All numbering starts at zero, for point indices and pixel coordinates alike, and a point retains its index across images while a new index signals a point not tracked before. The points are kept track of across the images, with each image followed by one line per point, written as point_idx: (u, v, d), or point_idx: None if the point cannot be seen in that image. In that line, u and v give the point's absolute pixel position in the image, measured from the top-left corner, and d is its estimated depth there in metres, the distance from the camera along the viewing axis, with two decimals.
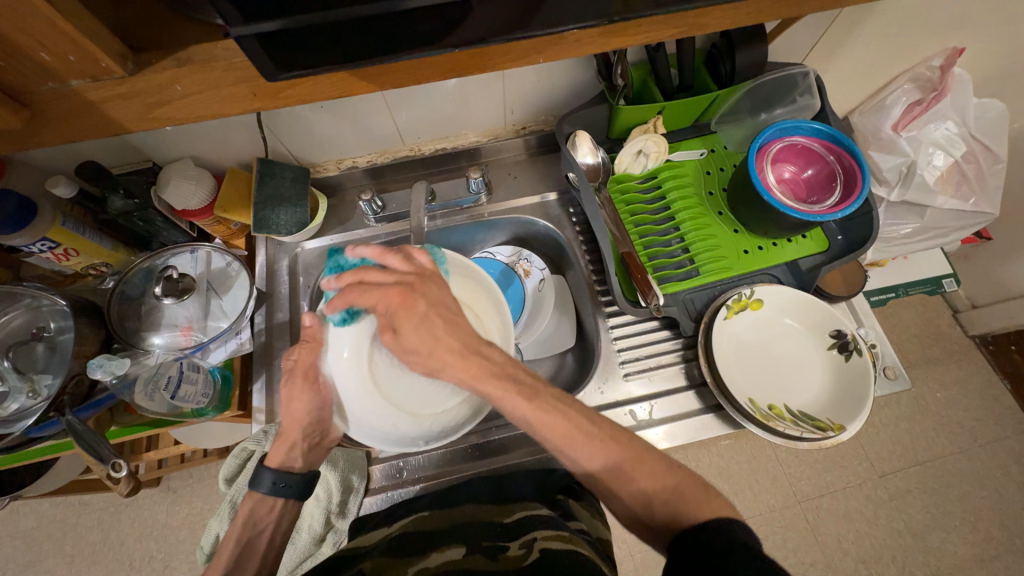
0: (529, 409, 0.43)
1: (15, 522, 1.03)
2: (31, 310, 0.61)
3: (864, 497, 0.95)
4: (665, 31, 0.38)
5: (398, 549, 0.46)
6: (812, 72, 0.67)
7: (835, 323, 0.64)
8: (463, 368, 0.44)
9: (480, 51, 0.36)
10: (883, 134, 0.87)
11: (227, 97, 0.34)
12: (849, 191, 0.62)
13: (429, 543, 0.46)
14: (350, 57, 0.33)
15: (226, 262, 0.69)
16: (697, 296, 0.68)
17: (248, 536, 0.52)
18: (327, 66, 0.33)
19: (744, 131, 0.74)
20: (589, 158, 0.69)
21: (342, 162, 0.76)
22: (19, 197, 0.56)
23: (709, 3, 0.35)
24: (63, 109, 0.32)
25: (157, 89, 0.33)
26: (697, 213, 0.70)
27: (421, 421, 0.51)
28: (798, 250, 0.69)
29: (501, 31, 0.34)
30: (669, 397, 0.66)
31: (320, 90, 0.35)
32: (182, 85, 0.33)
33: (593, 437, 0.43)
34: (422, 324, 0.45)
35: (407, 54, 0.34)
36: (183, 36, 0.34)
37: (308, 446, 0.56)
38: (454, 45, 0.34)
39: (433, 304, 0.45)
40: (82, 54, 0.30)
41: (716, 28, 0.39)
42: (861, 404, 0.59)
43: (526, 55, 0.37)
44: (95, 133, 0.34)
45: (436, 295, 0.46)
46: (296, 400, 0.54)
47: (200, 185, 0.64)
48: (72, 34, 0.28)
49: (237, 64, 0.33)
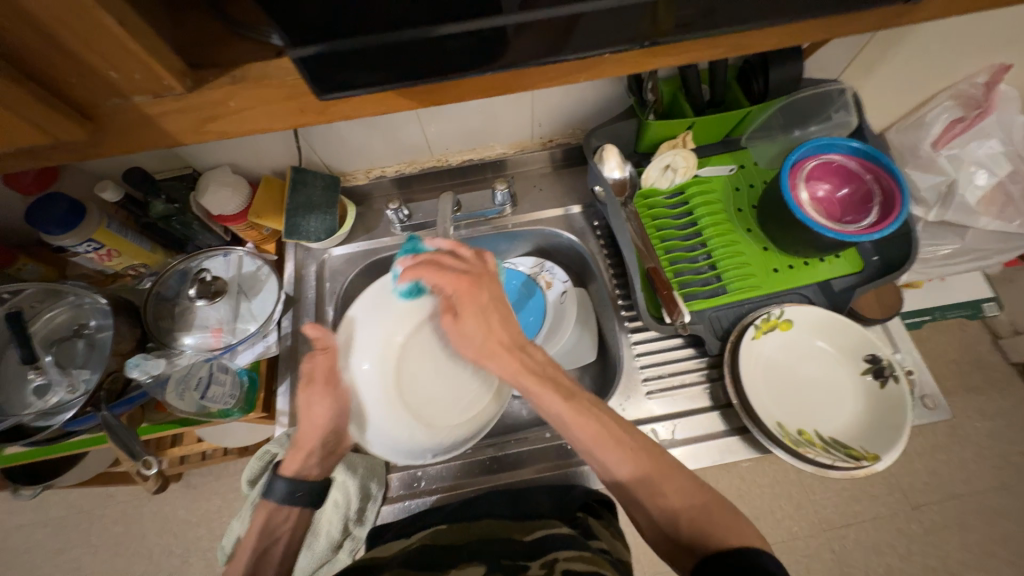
0: (566, 408, 0.47)
1: (44, 510, 1.06)
2: (74, 307, 0.63)
3: (896, 530, 0.90)
4: (707, 54, 0.38)
5: (416, 563, 0.46)
6: (849, 89, 0.66)
7: (870, 347, 0.61)
8: (511, 359, 0.49)
9: (519, 73, 0.36)
10: (921, 151, 0.85)
11: (276, 112, 0.35)
12: (887, 212, 0.60)
13: (447, 558, 0.46)
14: (391, 78, 0.34)
15: (257, 266, 0.71)
16: (724, 314, 0.66)
17: (264, 545, 0.53)
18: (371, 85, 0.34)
19: (776, 147, 0.73)
20: (617, 173, 0.68)
21: (372, 171, 0.78)
22: (70, 200, 0.59)
23: (755, 25, 0.35)
24: (125, 123, 0.34)
25: (212, 105, 0.34)
26: (725, 229, 0.69)
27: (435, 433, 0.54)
28: (830, 270, 0.67)
29: (541, 52, 0.34)
30: (692, 418, 0.64)
31: (363, 107, 0.36)
32: (235, 102, 0.34)
33: (622, 444, 0.45)
34: (479, 313, 0.51)
35: (450, 74, 0.34)
36: (239, 54, 0.35)
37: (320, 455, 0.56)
38: (494, 66, 0.34)
39: (492, 298, 0.51)
40: (146, 72, 0.31)
41: (760, 50, 0.39)
42: (897, 434, 0.56)
43: (563, 76, 0.38)
44: (151, 146, 0.36)
45: (495, 293, 0.52)
46: (315, 407, 0.54)
47: (237, 191, 0.66)
48: (139, 53, 0.29)
49: (287, 81, 0.34)
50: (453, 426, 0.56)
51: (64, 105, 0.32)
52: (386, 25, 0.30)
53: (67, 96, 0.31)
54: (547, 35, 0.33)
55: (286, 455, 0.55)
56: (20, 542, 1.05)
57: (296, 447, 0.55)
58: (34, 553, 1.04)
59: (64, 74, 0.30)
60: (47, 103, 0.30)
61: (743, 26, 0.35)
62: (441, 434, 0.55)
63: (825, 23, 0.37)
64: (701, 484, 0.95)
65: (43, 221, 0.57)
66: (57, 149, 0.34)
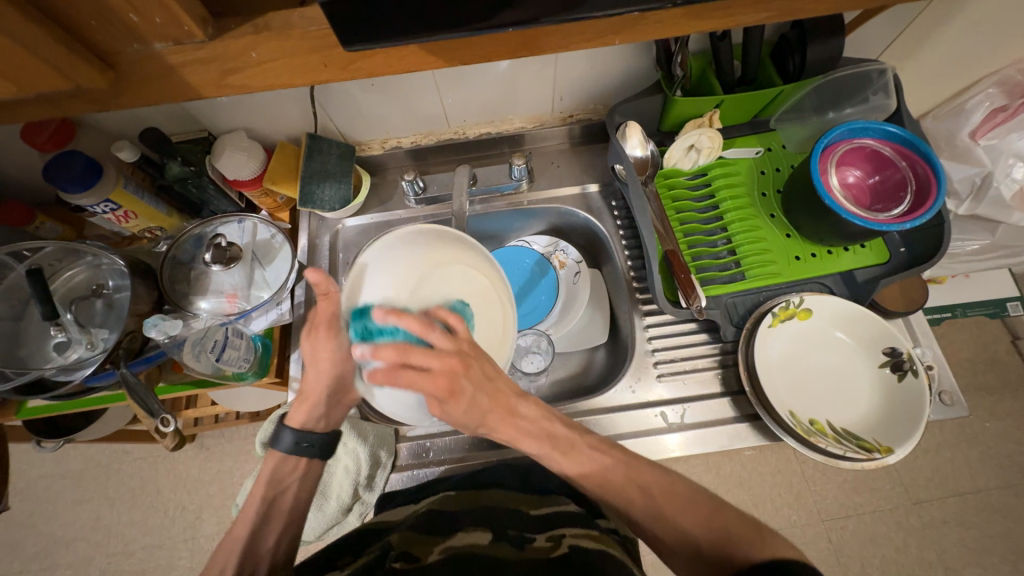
0: (566, 461, 0.49)
1: (65, 463, 1.11)
2: (92, 267, 0.64)
3: (895, 524, 0.90)
4: (754, 17, 0.35)
5: (425, 524, 0.47)
6: (890, 69, 0.62)
7: (890, 340, 0.60)
8: (509, 426, 0.50)
9: (553, 30, 0.34)
10: (957, 141, 0.82)
11: (297, 66, 0.34)
12: (920, 202, 0.57)
13: (454, 522, 0.47)
14: (415, 33, 0.32)
15: (271, 234, 0.71)
16: (739, 301, 0.65)
17: (273, 493, 0.53)
18: (396, 40, 0.32)
19: (807, 130, 0.70)
20: (639, 151, 0.67)
21: (387, 141, 0.76)
22: (86, 159, 0.58)
23: None
24: (146, 71, 0.32)
25: (235, 54, 0.32)
26: (747, 214, 0.67)
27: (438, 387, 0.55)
28: (854, 260, 0.65)
29: (577, 9, 0.32)
30: (702, 403, 0.64)
31: (386, 62, 0.34)
32: (258, 53, 0.33)
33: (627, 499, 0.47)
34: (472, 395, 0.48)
35: (480, 29, 0.32)
36: (261, 2, 0.34)
37: (321, 405, 0.55)
38: (524, 20, 0.32)
39: (482, 378, 0.48)
40: (167, 16, 0.29)
41: (811, 14, 0.36)
42: (913, 427, 0.55)
43: (597, 36, 0.35)
44: (170, 97, 0.34)
45: (491, 375, 0.49)
46: (321, 351, 0.52)
47: (252, 156, 0.65)
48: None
49: (311, 32, 0.32)
50: None
51: (86, 50, 0.31)
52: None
53: (88, 40, 0.30)
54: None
55: (292, 406, 0.55)
56: (42, 491, 1.09)
57: (301, 397, 0.54)
58: (55, 503, 1.08)
59: (82, 15, 0.29)
60: (68, 47, 0.29)
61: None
62: None
63: None
64: (701, 469, 0.96)
65: (61, 178, 0.57)
66: (79, 98, 0.33)
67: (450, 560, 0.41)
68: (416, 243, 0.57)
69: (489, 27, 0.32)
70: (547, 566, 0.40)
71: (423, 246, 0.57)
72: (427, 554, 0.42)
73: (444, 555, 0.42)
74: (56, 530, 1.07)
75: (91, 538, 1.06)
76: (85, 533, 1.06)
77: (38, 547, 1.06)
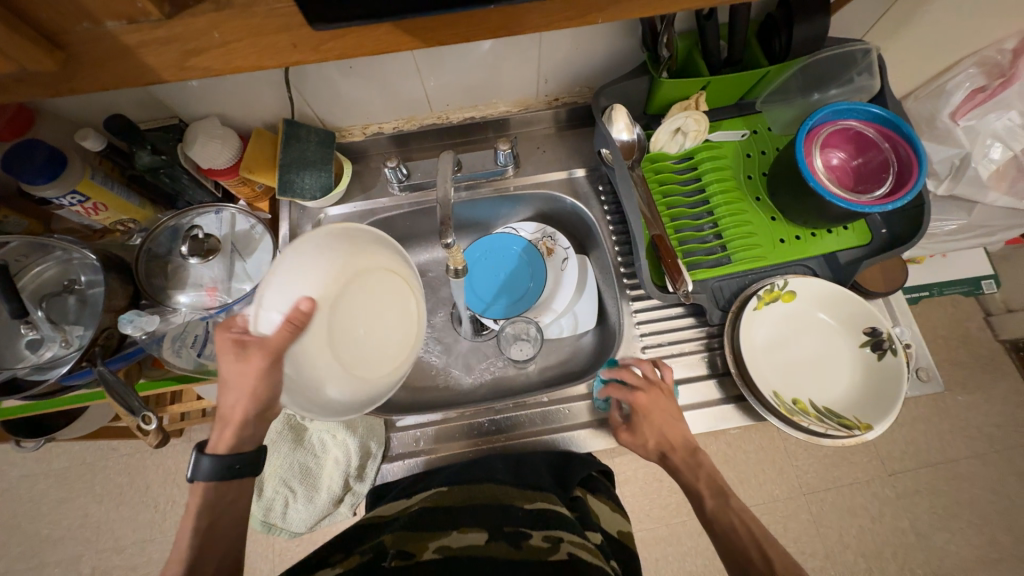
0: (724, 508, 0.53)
1: (48, 463, 1.09)
2: (62, 263, 0.62)
3: (871, 494, 0.94)
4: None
5: (418, 523, 0.48)
6: (874, 50, 0.61)
7: (871, 320, 0.61)
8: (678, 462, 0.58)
9: (534, 10, 0.33)
10: (938, 122, 0.83)
11: (265, 47, 0.32)
12: (901, 183, 0.58)
13: (450, 519, 0.48)
14: (389, 13, 0.30)
15: (250, 224, 0.69)
16: (726, 284, 0.66)
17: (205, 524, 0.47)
18: (369, 20, 0.30)
19: (793, 111, 0.70)
20: (625, 134, 0.66)
21: (368, 127, 0.74)
22: (49, 149, 0.56)
23: None
24: (99, 53, 0.30)
25: (196, 34, 0.30)
26: (733, 198, 0.67)
27: (377, 390, 0.50)
28: (836, 242, 0.66)
29: None
30: (689, 386, 0.65)
31: (359, 43, 0.32)
32: (220, 33, 0.31)
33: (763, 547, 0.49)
34: (658, 423, 0.58)
35: (457, 10, 0.31)
36: None
37: (241, 432, 0.48)
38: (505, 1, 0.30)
39: (669, 414, 0.59)
40: None
41: None
42: (892, 404, 0.57)
43: (580, 15, 0.34)
44: (129, 81, 0.32)
45: (671, 412, 0.59)
46: (240, 375, 0.44)
47: (227, 144, 0.63)
48: None
49: (278, 10, 0.31)
50: (387, 376, 0.51)
51: (30, 30, 0.28)
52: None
53: (29, 16, 0.28)
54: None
55: (213, 429, 0.49)
56: (27, 491, 1.07)
57: (222, 421, 0.48)
58: (41, 502, 1.07)
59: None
60: (12, 28, 0.27)
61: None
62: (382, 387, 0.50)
63: None
64: None
65: (23, 169, 0.54)
66: (28, 82, 0.30)
67: (447, 560, 0.42)
68: (336, 245, 0.47)
69: (467, 6, 0.30)
70: (544, 569, 0.41)
71: (344, 250, 0.48)
72: (422, 552, 0.43)
73: (440, 554, 0.43)
74: (42, 529, 1.05)
75: (79, 536, 1.04)
76: (73, 531, 1.05)
77: (25, 547, 1.04)
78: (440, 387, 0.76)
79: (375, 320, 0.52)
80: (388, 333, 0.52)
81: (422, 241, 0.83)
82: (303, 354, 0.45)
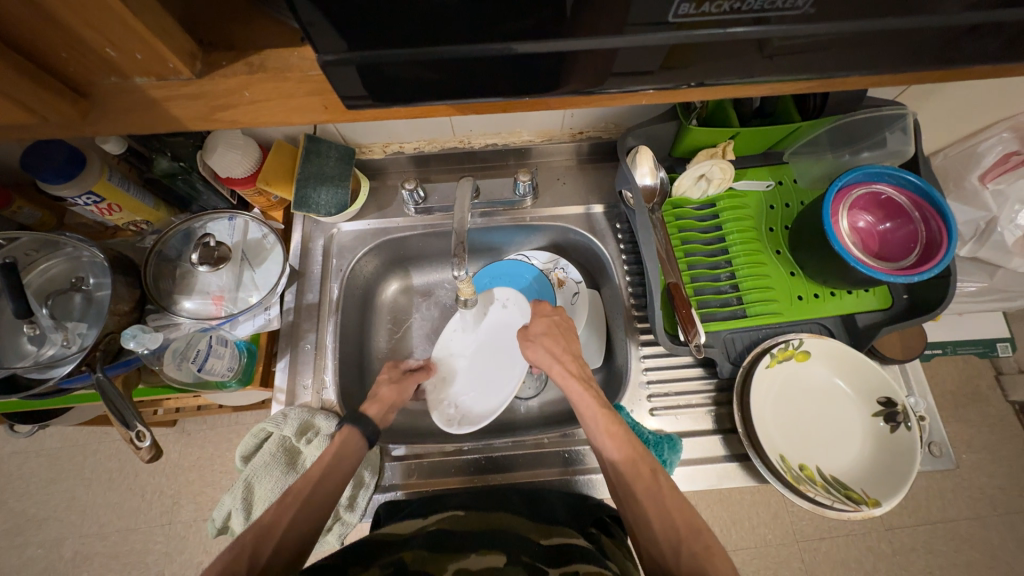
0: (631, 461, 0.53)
1: (40, 442, 1.08)
2: (72, 260, 0.61)
3: (866, 548, 0.92)
4: (776, 89, 0.33)
5: (437, 545, 0.48)
6: (910, 115, 0.60)
7: (887, 390, 0.60)
8: (597, 410, 0.57)
9: (575, 94, 0.32)
10: (966, 183, 0.82)
11: (297, 106, 0.31)
12: (928, 257, 0.56)
13: (467, 543, 0.49)
14: (426, 93, 0.29)
15: (262, 233, 0.68)
16: (738, 337, 0.64)
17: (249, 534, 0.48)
18: (406, 98, 0.30)
19: (822, 167, 0.68)
20: (648, 179, 0.64)
21: (389, 146, 0.73)
22: (69, 148, 0.55)
23: (854, 71, 0.30)
24: (124, 103, 0.30)
25: (225, 93, 0.30)
26: (753, 249, 0.66)
27: (453, 338, 0.72)
28: (856, 304, 0.64)
29: (602, 80, 0.30)
30: (692, 439, 0.63)
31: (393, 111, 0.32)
32: (251, 93, 0.30)
33: (691, 540, 0.47)
34: (555, 349, 0.63)
35: (497, 92, 0.30)
36: (256, 36, 0.30)
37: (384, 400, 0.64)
38: (548, 87, 0.30)
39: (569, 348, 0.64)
40: (151, 53, 0.26)
41: (847, 89, 0.34)
42: (901, 482, 0.55)
43: (621, 97, 0.33)
44: (152, 128, 0.32)
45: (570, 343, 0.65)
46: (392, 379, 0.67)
47: (246, 154, 0.62)
48: (143, 32, 0.25)
49: (312, 76, 0.30)
50: (459, 340, 0.72)
51: (57, 81, 0.28)
52: (437, 40, 0.26)
53: (54, 66, 0.27)
54: (605, 65, 0.29)
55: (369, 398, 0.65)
56: (16, 468, 1.07)
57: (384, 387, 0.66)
58: (29, 481, 1.06)
59: (54, 48, 0.26)
60: (33, 78, 0.26)
61: (845, 74, 0.31)
62: (457, 347, 0.72)
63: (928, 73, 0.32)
64: None
65: (40, 169, 0.54)
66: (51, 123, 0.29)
67: None
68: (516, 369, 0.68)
69: (508, 87, 0.29)
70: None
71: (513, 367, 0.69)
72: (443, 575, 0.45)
73: None
74: (29, 508, 1.04)
75: (63, 519, 1.04)
76: (57, 513, 1.04)
77: (10, 525, 1.04)
78: None
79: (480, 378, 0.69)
80: (475, 369, 0.70)
81: (432, 261, 0.82)
82: (458, 403, 0.67)
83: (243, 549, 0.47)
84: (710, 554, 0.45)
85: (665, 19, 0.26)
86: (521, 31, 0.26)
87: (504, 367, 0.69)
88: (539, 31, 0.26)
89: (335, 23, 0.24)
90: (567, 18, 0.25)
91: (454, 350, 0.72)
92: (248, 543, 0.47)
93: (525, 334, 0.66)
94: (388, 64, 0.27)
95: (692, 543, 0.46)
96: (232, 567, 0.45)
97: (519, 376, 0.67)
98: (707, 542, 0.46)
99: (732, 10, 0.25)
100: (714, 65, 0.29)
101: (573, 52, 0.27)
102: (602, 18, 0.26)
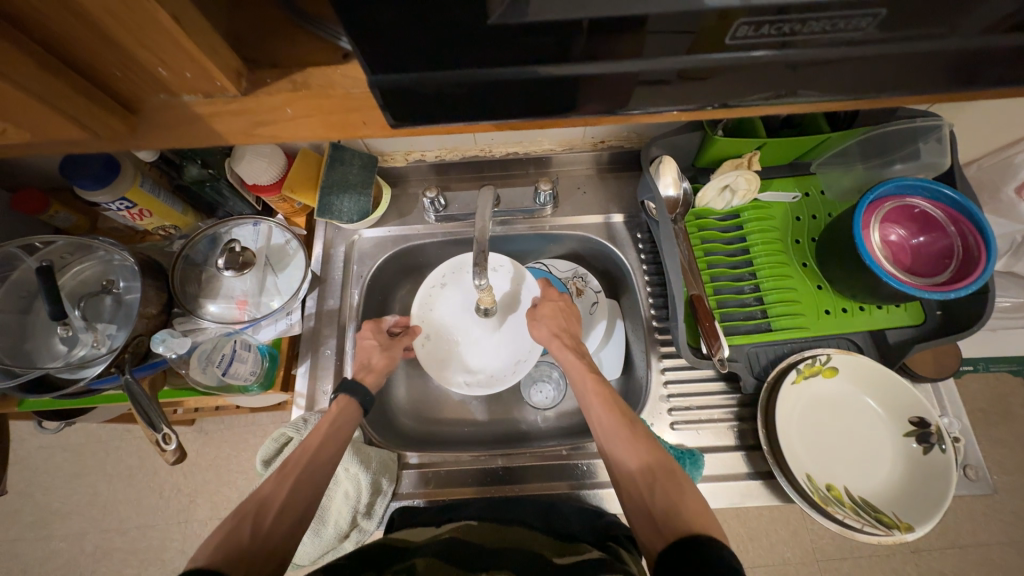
0: (613, 413, 0.54)
1: (65, 438, 1.11)
2: (104, 263, 0.63)
3: (891, 570, 0.89)
4: (813, 107, 0.32)
5: (447, 554, 0.48)
6: (948, 125, 0.58)
7: (919, 410, 0.57)
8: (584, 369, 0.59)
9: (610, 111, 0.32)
10: (1002, 195, 0.80)
11: (337, 122, 0.31)
12: (964, 273, 0.54)
13: (480, 558, 0.48)
14: (464, 111, 0.29)
15: (285, 239, 0.69)
16: (762, 351, 0.62)
17: (247, 513, 0.47)
18: (443, 116, 0.30)
19: (851, 178, 0.66)
20: (672, 190, 0.64)
21: (411, 154, 0.74)
22: (105, 156, 0.57)
23: (899, 91, 0.29)
24: (170, 117, 0.30)
25: (268, 109, 0.30)
26: (778, 261, 0.65)
27: (431, 294, 0.71)
28: (886, 320, 0.62)
29: (636, 98, 0.29)
30: (714, 455, 0.62)
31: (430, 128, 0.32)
32: (293, 109, 0.30)
33: (664, 478, 0.48)
34: (549, 316, 0.66)
35: (534, 110, 0.30)
36: (297, 53, 0.31)
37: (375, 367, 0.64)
38: (586, 105, 0.29)
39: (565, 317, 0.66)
40: (200, 72, 0.27)
41: (891, 105, 0.33)
42: (936, 507, 0.53)
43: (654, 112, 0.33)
44: (194, 142, 0.32)
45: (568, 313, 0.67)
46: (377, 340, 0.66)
47: (272, 162, 0.63)
48: (194, 53, 0.26)
49: (353, 94, 0.30)
50: (441, 297, 0.71)
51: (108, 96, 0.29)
52: (480, 60, 0.26)
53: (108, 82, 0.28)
54: (637, 84, 0.28)
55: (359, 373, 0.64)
56: (42, 463, 1.10)
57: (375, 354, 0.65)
58: (54, 475, 1.09)
59: (107, 64, 0.27)
60: (85, 94, 0.27)
61: (890, 93, 0.30)
62: (438, 303, 0.70)
63: (980, 90, 0.31)
64: None
65: (77, 175, 0.56)
66: (98, 136, 0.30)
67: None
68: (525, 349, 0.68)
69: (545, 105, 0.29)
70: None
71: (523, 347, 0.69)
72: None
73: None
74: (53, 502, 1.07)
75: (85, 514, 1.06)
76: (80, 508, 1.06)
77: (35, 517, 1.06)
78: (455, 420, 0.75)
79: (489, 350, 0.69)
80: (479, 338, 0.69)
81: None
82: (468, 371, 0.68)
83: (246, 516, 0.46)
84: (683, 494, 0.46)
85: (689, 45, 0.26)
86: (562, 51, 0.26)
87: (514, 346, 0.69)
88: (581, 50, 0.26)
89: (383, 45, 0.25)
90: (611, 37, 0.25)
91: (437, 308, 0.71)
92: (250, 511, 0.47)
93: (531, 314, 0.67)
94: (430, 83, 0.27)
95: (666, 485, 0.47)
96: (238, 529, 0.45)
97: (529, 355, 0.68)
98: (683, 485, 0.47)
99: (757, 37, 0.25)
100: (755, 83, 0.29)
101: (613, 71, 0.27)
102: (629, 42, 0.26)
